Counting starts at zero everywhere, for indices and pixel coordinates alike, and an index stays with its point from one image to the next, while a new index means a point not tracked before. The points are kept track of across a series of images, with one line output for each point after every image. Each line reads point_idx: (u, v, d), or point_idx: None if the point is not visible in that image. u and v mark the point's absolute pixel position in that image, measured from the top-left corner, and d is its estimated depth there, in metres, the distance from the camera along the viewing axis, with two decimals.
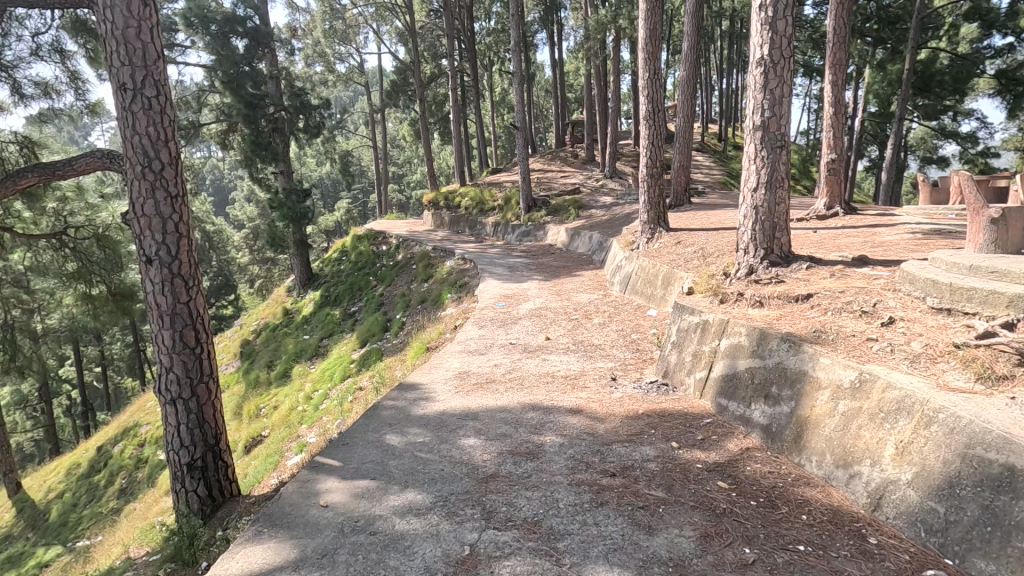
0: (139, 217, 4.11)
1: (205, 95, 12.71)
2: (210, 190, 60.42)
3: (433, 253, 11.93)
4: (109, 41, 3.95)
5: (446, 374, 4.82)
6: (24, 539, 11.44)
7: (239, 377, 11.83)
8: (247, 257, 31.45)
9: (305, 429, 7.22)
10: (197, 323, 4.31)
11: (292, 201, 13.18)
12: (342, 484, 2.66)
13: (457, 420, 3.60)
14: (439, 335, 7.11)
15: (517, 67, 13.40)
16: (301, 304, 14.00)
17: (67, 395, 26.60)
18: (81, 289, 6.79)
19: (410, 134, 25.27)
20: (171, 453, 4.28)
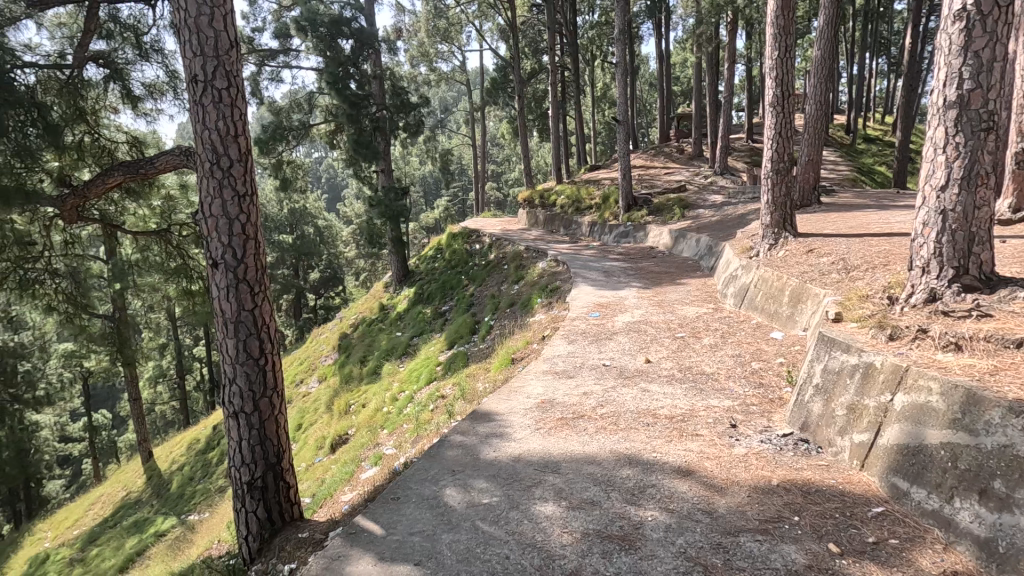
0: (206, 218, 3.66)
1: (315, 97, 12.84)
2: (325, 189, 64.93)
3: (525, 253, 11.34)
4: (182, 32, 3.46)
5: (528, 401, 4.17)
6: (149, 506, 12.18)
7: (335, 370, 11.97)
8: (354, 251, 33.00)
9: (386, 436, 6.71)
10: (262, 334, 3.84)
11: (390, 199, 13.07)
12: (378, 571, 2.37)
13: (533, 474, 3.01)
14: (525, 345, 6.45)
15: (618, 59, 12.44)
16: (396, 300, 13.96)
17: (198, 372, 29.13)
18: (182, 285, 6.58)
19: (508, 132, 24.87)
20: (233, 470, 3.91)
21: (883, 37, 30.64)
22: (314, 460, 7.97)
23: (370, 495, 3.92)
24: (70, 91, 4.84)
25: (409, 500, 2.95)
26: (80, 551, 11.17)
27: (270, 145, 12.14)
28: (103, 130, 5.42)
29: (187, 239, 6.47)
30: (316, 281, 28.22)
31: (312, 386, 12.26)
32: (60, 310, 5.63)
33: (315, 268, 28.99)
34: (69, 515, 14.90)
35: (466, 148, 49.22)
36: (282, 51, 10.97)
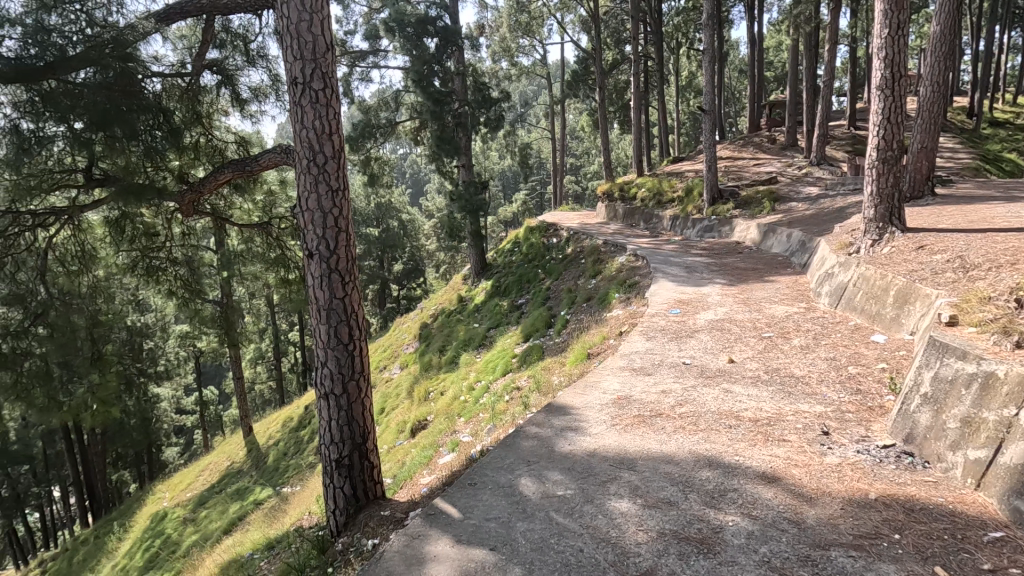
0: (303, 211, 3.93)
1: (402, 95, 13.32)
2: (409, 184, 67.42)
3: (603, 248, 11.19)
4: (285, 38, 3.72)
5: (604, 396, 4.13)
6: (249, 476, 13.30)
7: (415, 358, 12.45)
8: (435, 244, 34.04)
9: (462, 424, 6.89)
10: (351, 321, 4.06)
11: (470, 193, 13.32)
12: (455, 552, 2.47)
13: (608, 469, 2.98)
14: (601, 340, 6.38)
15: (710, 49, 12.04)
16: (474, 292, 14.25)
17: (292, 356, 31.32)
18: (281, 274, 7.03)
19: (588, 125, 24.55)
20: (323, 447, 4.18)
21: (1017, 8, 27.14)
22: (395, 443, 8.35)
23: (448, 479, 4.05)
24: (188, 97, 5.27)
25: (485, 486, 3.04)
26: (192, 512, 12.42)
27: (359, 142, 12.78)
28: (216, 132, 5.84)
29: (285, 232, 6.91)
30: (399, 272, 29.40)
31: (394, 373, 12.83)
32: (178, 295, 6.23)
33: (399, 260, 30.19)
34: (184, 479, 16.61)
35: (545, 142, 49.17)
36: (372, 52, 11.47)
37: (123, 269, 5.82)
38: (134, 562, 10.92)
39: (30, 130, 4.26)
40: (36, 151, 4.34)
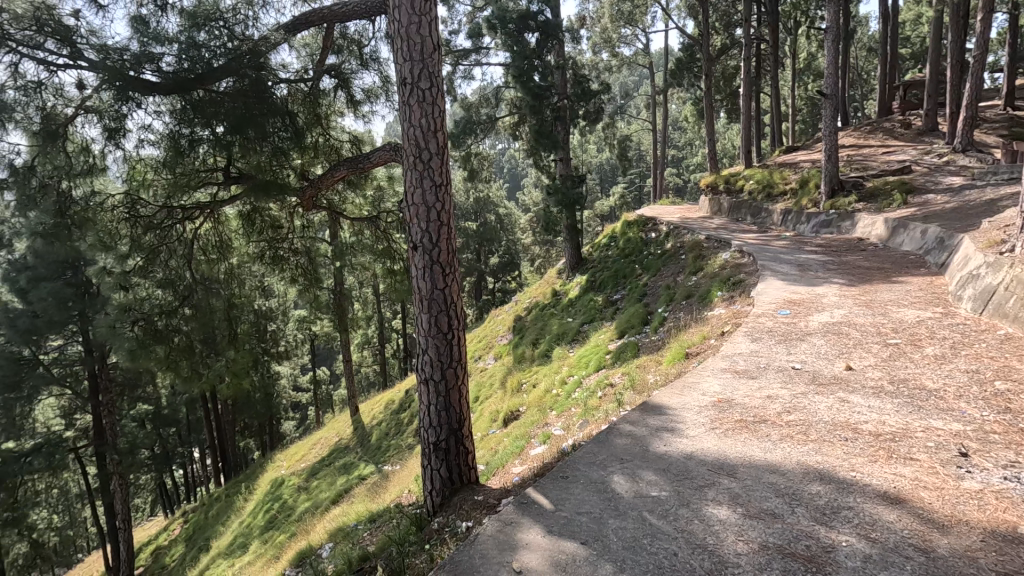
0: (409, 206, 4.14)
1: (502, 91, 13.53)
2: (506, 178, 68.61)
3: (705, 243, 10.67)
4: (396, 41, 3.93)
5: (704, 398, 3.97)
6: (355, 452, 14.30)
7: (509, 350, 12.68)
8: (531, 238, 34.36)
9: (554, 417, 6.92)
10: (450, 311, 4.22)
11: (567, 187, 13.23)
12: (546, 543, 2.50)
13: (706, 474, 2.86)
14: (701, 339, 6.11)
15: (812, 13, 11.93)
16: (568, 287, 14.18)
17: (395, 342, 33.16)
18: (387, 265, 7.36)
19: (693, 114, 23.45)
20: (423, 430, 4.39)
21: None
22: (488, 431, 8.58)
23: (539, 470, 4.10)
24: (310, 101, 5.75)
25: (577, 480, 3.05)
26: (305, 480, 13.62)
27: (461, 138, 13.16)
28: (333, 132, 6.27)
29: (392, 225, 7.25)
30: (496, 265, 30.03)
31: (488, 363, 13.17)
32: (299, 282, 6.80)
33: (495, 253, 30.82)
34: (299, 451, 18.22)
35: (645, 133, 47.74)
36: (475, 50, 11.75)
37: (253, 258, 6.46)
38: (257, 521, 12.21)
39: (183, 134, 4.83)
40: (186, 154, 4.94)
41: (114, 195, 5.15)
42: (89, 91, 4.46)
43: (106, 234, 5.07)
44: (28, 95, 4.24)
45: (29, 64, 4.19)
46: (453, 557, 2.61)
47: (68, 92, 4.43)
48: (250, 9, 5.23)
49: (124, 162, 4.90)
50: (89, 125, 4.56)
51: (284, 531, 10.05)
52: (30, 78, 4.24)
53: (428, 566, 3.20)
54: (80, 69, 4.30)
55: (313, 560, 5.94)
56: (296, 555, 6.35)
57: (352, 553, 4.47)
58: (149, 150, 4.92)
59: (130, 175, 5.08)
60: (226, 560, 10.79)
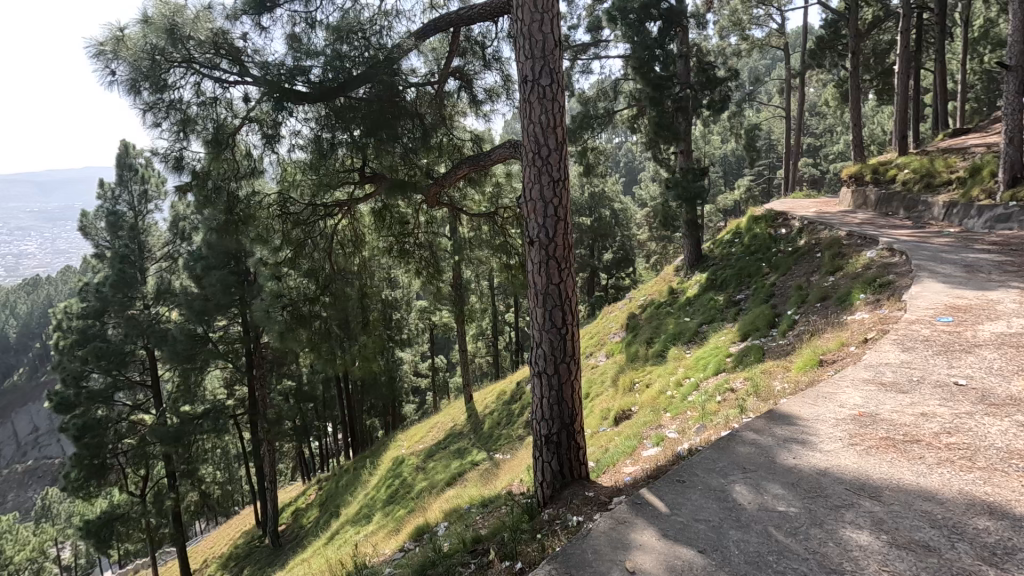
0: (527, 202, 4.22)
1: (621, 83, 13.22)
2: (622, 173, 67.34)
3: (847, 240, 9.63)
4: (518, 40, 4.01)
5: (841, 410, 3.62)
6: (468, 438, 14.92)
7: (622, 348, 12.46)
8: (647, 234, 33.33)
9: (668, 419, 6.69)
10: (564, 306, 4.24)
11: (688, 180, 12.56)
12: (659, 546, 2.45)
13: (844, 494, 2.61)
14: (839, 346, 5.54)
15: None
16: (686, 285, 13.54)
17: (508, 335, 33.99)
18: (503, 260, 7.45)
19: (835, 98, 21.17)
20: (535, 422, 4.47)
21: None
22: (598, 429, 8.53)
23: (653, 473, 3.98)
24: (436, 103, 6.03)
25: (695, 486, 2.94)
26: (423, 461, 14.48)
27: (577, 134, 13.05)
28: (456, 132, 6.48)
29: (509, 221, 7.34)
30: (610, 261, 29.62)
31: (600, 360, 13.04)
32: (422, 274, 7.22)
33: (609, 249, 30.37)
34: (418, 433, 19.39)
35: (778, 120, 44.02)
36: (594, 44, 11.59)
37: (382, 251, 6.95)
38: (380, 495, 13.23)
39: (326, 139, 5.34)
40: (328, 157, 5.44)
41: (270, 195, 5.80)
42: (252, 103, 5.08)
43: (263, 230, 5.73)
44: (206, 109, 4.94)
45: (208, 82, 4.89)
46: (565, 549, 2.65)
47: (236, 105, 5.07)
48: (385, 20, 5.63)
49: (278, 165, 5.50)
50: (252, 133, 5.18)
51: (403, 506, 10.80)
52: (208, 95, 4.94)
53: (539, 555, 3.28)
54: (246, 84, 4.92)
55: (429, 535, 6.34)
56: (414, 530, 6.80)
57: (466, 533, 4.69)
58: (299, 154, 5.49)
59: (282, 177, 5.69)
60: (353, 527, 11.83)
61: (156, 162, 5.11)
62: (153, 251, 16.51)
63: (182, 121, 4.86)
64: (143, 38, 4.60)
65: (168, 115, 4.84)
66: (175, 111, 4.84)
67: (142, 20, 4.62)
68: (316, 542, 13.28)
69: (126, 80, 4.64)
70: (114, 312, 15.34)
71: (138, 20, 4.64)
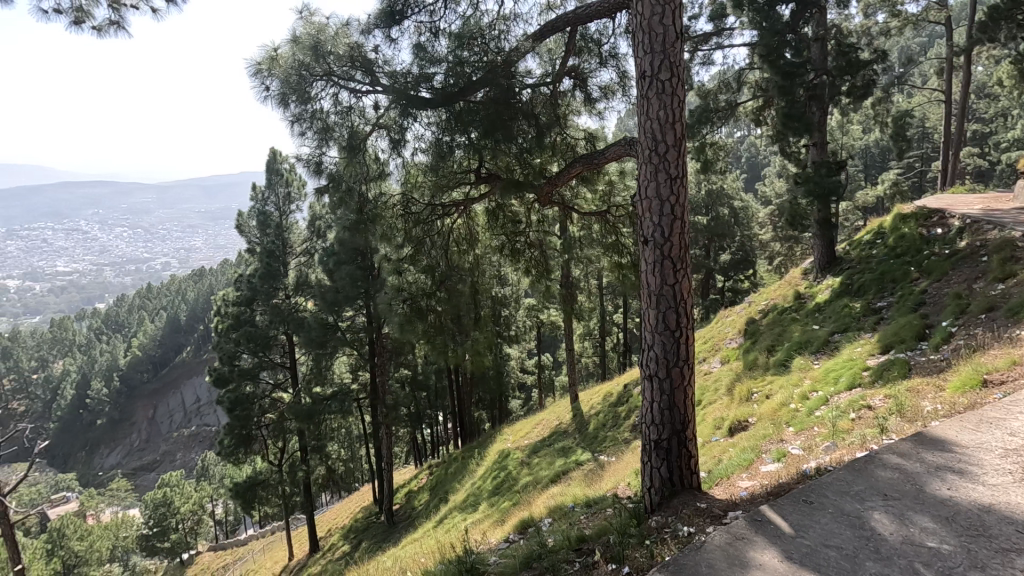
0: (641, 200, 4.11)
1: (745, 73, 12.41)
2: (744, 168, 63.16)
3: (1022, 242, 8.24)
4: (637, 34, 3.93)
5: (1012, 439, 3.13)
6: (573, 437, 14.88)
7: (739, 355, 11.72)
8: (770, 233, 30.94)
9: (791, 434, 6.17)
10: (679, 307, 4.07)
11: (821, 175, 11.39)
12: (783, 567, 2.32)
13: (1014, 535, 2.27)
14: (1009, 365, 4.75)
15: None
16: (816, 289, 12.37)
17: (615, 335, 33.32)
18: (614, 259, 7.22)
19: (1010, 76, 18.11)
20: (644, 426, 4.34)
21: None
22: (711, 438, 8.12)
23: (774, 490, 3.70)
24: (550, 103, 6.06)
25: (825, 509, 2.74)
26: (527, 457, 14.70)
27: (695, 129, 12.24)
28: (569, 130, 6.43)
29: (622, 219, 7.06)
30: (727, 262, 27.96)
31: (714, 366, 12.37)
32: (532, 273, 7.29)
33: (727, 250, 28.65)
34: (523, 428, 19.70)
35: (934, 105, 38.67)
36: (716, 33, 10.96)
37: (495, 249, 7.13)
38: (486, 485, 13.65)
39: (446, 142, 5.61)
40: (447, 159, 5.71)
41: (394, 195, 6.20)
42: (382, 110, 5.48)
43: (387, 229, 6.18)
44: (343, 117, 5.41)
45: (344, 93, 5.36)
46: (678, 558, 2.61)
47: (367, 113, 5.50)
48: (503, 24, 5.79)
49: (402, 167, 5.89)
50: (380, 138, 5.57)
51: (509, 498, 11.06)
52: (344, 104, 5.40)
53: (648, 562, 3.24)
54: (377, 93, 5.33)
55: (533, 530, 6.43)
56: (519, 523, 6.92)
57: (570, 532, 4.68)
58: (421, 157, 5.83)
59: (405, 178, 6.07)
60: (460, 514, 12.34)
61: (299, 167, 5.70)
62: (293, 247, 18.40)
63: (321, 130, 5.36)
64: (293, 56, 5.13)
65: (310, 125, 5.36)
66: (316, 120, 5.34)
67: (292, 39, 5.15)
68: (426, 524, 14.04)
69: (277, 94, 5.22)
70: (262, 301, 17.33)
71: (288, 39, 5.19)
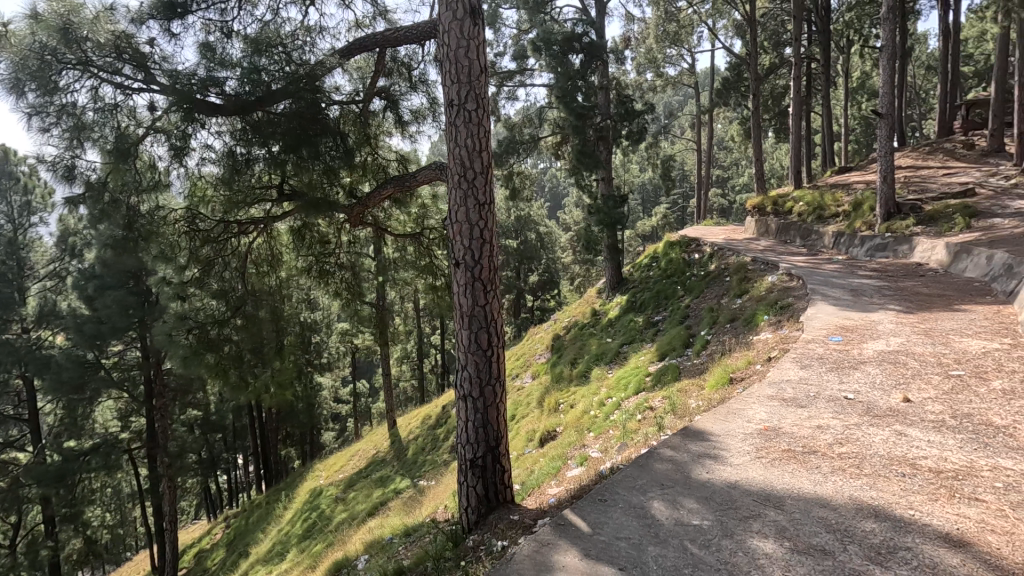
0: (452, 223, 4.20)
1: (545, 111, 13.60)
2: (547, 198, 69.90)
3: (753, 266, 10.14)
4: (444, 64, 4.04)
5: (748, 425, 4.01)
6: (391, 465, 14.39)
7: (547, 369, 12.60)
8: (571, 256, 34.18)
9: (592, 438, 6.81)
10: (490, 328, 4.22)
11: (609, 207, 12.96)
12: (583, 563, 2.67)
13: (751, 505, 2.94)
14: (746, 364, 5.73)
15: (698, 24, 16.06)
16: (608, 306, 13.94)
17: (434, 355, 33.37)
18: (429, 281, 7.14)
19: (738, 134, 22.43)
20: (460, 446, 4.35)
21: None
22: (524, 451, 8.53)
23: (579, 492, 4.07)
24: (361, 121, 5.89)
25: (617, 505, 3.19)
26: (342, 492, 13.79)
27: (503, 158, 13.15)
28: (381, 151, 6.34)
29: (435, 241, 7.04)
30: (535, 283, 30.04)
31: (526, 381, 13.12)
32: (343, 296, 6.87)
33: (535, 271, 30.82)
34: (338, 461, 18.50)
35: (688, 154, 47.38)
36: (519, 72, 11.85)
37: (301, 271, 6.60)
38: (295, 530, 12.44)
39: (241, 153, 5.07)
40: (243, 171, 5.16)
41: (176, 209, 5.42)
42: (159, 112, 4.74)
43: (167, 247, 5.31)
44: (105, 116, 4.56)
45: (107, 88, 4.51)
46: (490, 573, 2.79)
47: (140, 113, 4.72)
48: (307, 36, 5.50)
49: (187, 179, 5.17)
50: (157, 144, 4.82)
51: (321, 540, 10.23)
52: (107, 101, 4.56)
53: None
54: (153, 92, 4.59)
55: (348, 571, 6.01)
56: (332, 565, 6.44)
57: (389, 565, 4.51)
58: (210, 168, 5.17)
59: (190, 191, 5.34)
60: (264, 567, 11.05)
61: (43, 171, 4.66)
62: (35, 268, 14.83)
63: (75, 128, 4.46)
64: (33, 35, 4.20)
65: (59, 121, 4.42)
66: (66, 115, 4.42)
67: (31, 16, 4.22)
68: None
69: (7, 78, 4.20)
70: None
71: (26, 15, 4.26)
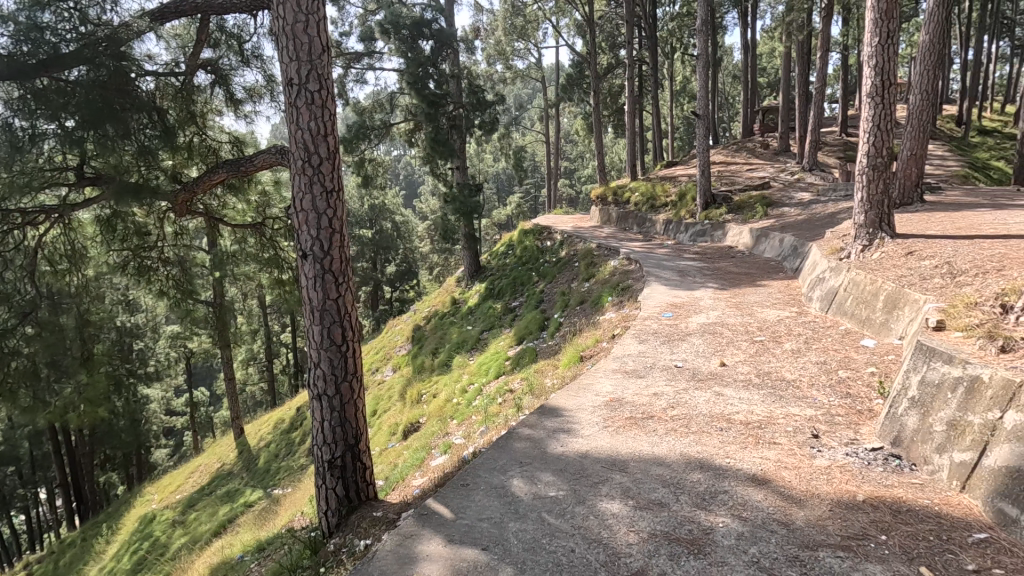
0: (297, 212, 3.92)
1: (396, 96, 13.20)
2: (403, 186, 68.31)
3: (598, 251, 10.94)
4: (280, 39, 3.71)
5: (596, 399, 4.34)
6: (240, 477, 13.15)
7: (408, 360, 12.39)
8: (429, 246, 33.86)
9: (455, 426, 6.86)
10: (344, 322, 4.03)
11: (465, 195, 13.08)
12: (448, 549, 2.68)
13: (600, 471, 3.20)
14: (594, 342, 6.19)
15: (542, 20, 16.68)
16: (467, 295, 14.09)
17: (285, 355, 31.06)
18: (274, 275, 6.54)
19: (583, 128, 23.91)
20: (316, 448, 4.12)
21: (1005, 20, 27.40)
22: (387, 446, 8.33)
23: (442, 480, 4.09)
24: (182, 97, 5.21)
25: (479, 487, 3.26)
26: (181, 514, 12.29)
27: (353, 144, 12.58)
28: (210, 132, 5.70)
29: (279, 232, 6.48)
30: (392, 274, 29.27)
31: (386, 375, 12.78)
32: (170, 294, 6.05)
33: (392, 262, 30.03)
34: (173, 481, 16.43)
35: (538, 146, 49.40)
36: (367, 54, 11.35)
37: (114, 268, 5.68)
38: (122, 565, 10.83)
39: (22, 127, 4.14)
40: (26, 150, 4.20)
41: None
42: None
43: None
44: None
45: None
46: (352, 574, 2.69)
47: None
48: None
49: None
50: None
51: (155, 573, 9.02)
52: None
53: None
54: None
55: None
56: None
57: None
58: None
59: None
60: None
61: None
62: None
63: None
64: None
65: None
66: None
67: None
68: None
69: None
70: None
71: None
